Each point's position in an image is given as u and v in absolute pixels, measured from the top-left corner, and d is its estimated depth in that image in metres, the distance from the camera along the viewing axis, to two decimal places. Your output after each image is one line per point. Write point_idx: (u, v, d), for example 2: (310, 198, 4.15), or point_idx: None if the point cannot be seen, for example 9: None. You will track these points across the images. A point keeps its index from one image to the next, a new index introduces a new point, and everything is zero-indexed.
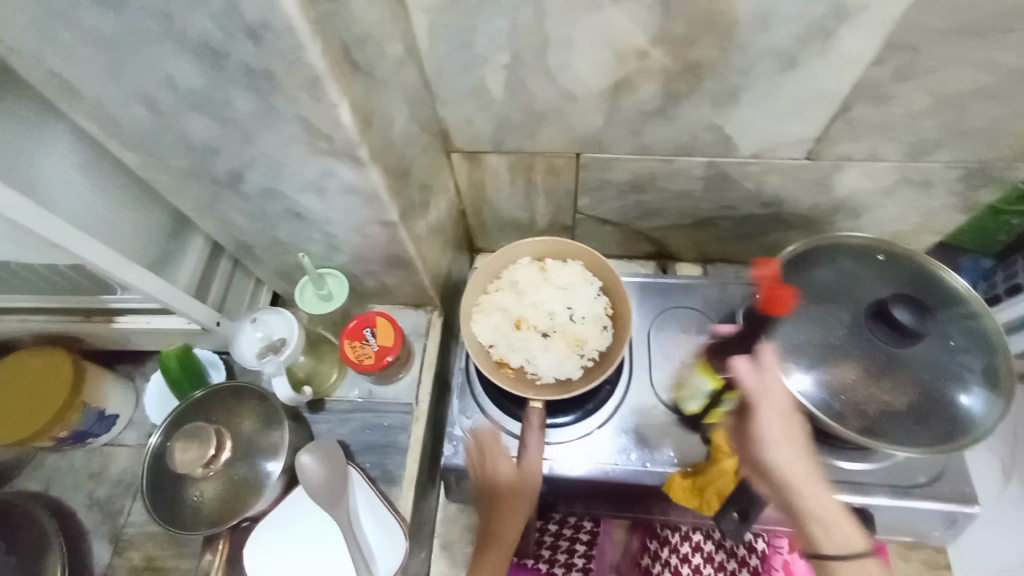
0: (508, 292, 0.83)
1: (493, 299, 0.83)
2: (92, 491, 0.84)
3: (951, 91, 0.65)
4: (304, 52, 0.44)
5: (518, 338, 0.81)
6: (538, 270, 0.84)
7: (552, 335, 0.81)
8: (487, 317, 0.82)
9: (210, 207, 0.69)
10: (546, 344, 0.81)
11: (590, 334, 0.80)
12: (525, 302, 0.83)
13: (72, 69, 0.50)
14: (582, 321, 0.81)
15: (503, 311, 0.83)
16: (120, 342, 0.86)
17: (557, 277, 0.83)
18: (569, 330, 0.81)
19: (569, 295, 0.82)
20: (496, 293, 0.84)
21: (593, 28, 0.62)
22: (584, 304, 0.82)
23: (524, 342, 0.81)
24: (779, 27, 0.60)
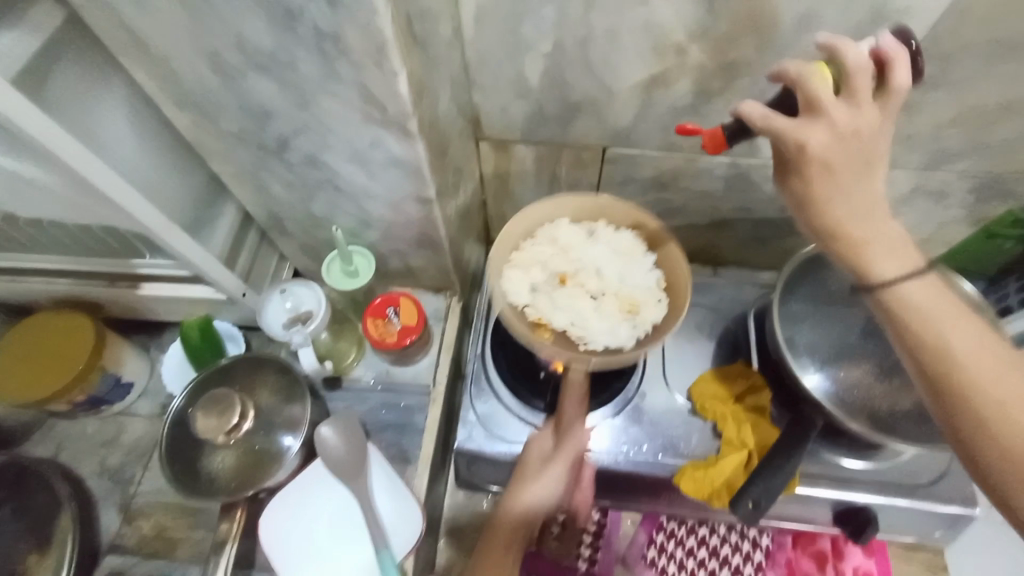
0: (547, 247, 0.74)
1: (532, 248, 0.74)
2: (103, 458, 0.84)
3: (973, 102, 0.68)
4: (377, 16, 0.45)
5: (561, 295, 0.73)
6: (582, 231, 0.75)
7: (601, 298, 0.74)
8: (524, 271, 0.73)
9: (249, 174, 0.70)
10: (592, 305, 0.74)
11: (647, 300, 0.71)
12: (569, 256, 0.74)
13: (140, 22, 0.51)
14: (635, 284, 0.72)
15: (543, 266, 0.74)
16: (141, 309, 0.86)
17: (607, 245, 0.74)
18: (622, 296, 0.72)
19: (623, 261, 0.73)
20: (536, 243, 0.74)
21: (639, 20, 0.64)
22: (639, 275, 0.72)
23: (567, 300, 0.73)
24: (819, 30, 0.62)
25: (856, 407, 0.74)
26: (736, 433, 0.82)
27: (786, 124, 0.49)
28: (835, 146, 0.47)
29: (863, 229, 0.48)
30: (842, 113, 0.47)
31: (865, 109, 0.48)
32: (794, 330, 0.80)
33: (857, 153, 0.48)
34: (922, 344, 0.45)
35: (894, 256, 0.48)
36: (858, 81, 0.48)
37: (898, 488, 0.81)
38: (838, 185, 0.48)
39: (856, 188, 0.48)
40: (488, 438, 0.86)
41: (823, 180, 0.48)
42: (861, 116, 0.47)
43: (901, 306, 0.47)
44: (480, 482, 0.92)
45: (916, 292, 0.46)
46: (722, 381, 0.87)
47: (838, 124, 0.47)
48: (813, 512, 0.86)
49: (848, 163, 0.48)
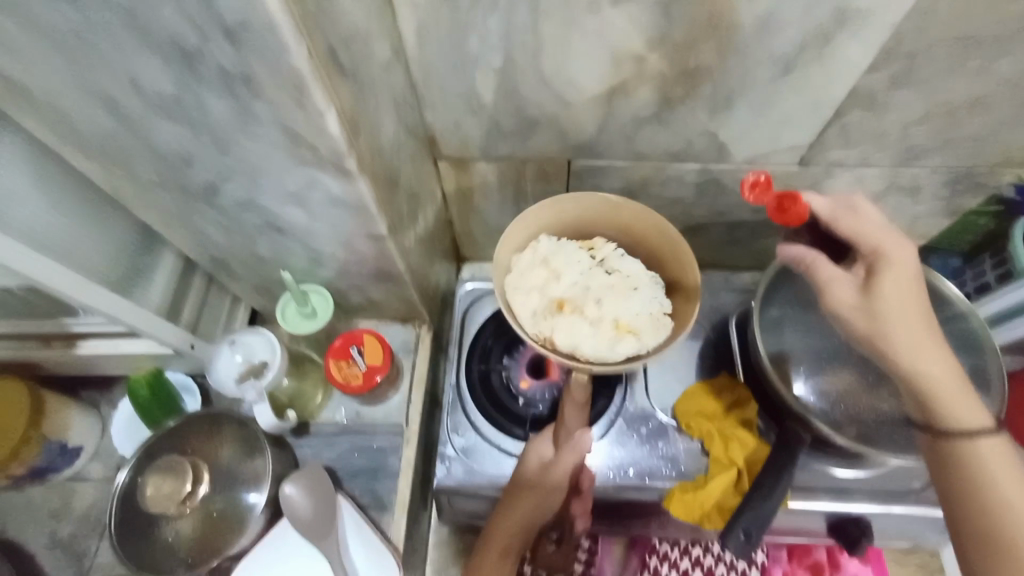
0: (540, 267, 0.70)
1: (527, 271, 0.69)
2: (53, 531, 0.79)
3: (947, 97, 0.65)
4: (288, 55, 0.40)
5: (563, 318, 0.67)
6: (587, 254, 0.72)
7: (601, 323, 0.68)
8: (522, 295, 0.68)
9: (183, 220, 0.65)
10: (591, 330, 0.67)
11: (647, 324, 0.67)
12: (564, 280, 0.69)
13: (28, 70, 0.46)
14: (632, 307, 0.68)
15: (539, 290, 0.69)
16: (85, 366, 0.81)
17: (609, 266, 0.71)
18: (624, 319, 0.68)
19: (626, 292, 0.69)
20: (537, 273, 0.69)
21: (589, 28, 0.59)
22: (637, 300, 0.68)
23: (569, 321, 0.67)
24: (781, 30, 0.58)
25: (841, 420, 0.71)
26: (724, 451, 0.79)
27: (833, 270, 0.58)
28: (886, 296, 0.54)
29: (933, 371, 0.54)
30: (887, 270, 0.55)
31: (903, 268, 0.55)
32: (777, 340, 0.77)
33: (915, 310, 0.54)
34: (982, 499, 0.51)
35: (974, 410, 0.53)
36: (893, 253, 0.56)
37: (885, 494, 0.79)
38: (912, 334, 0.54)
39: (922, 337, 0.54)
40: (468, 473, 0.81)
41: (896, 325, 0.54)
42: (908, 275, 0.55)
43: (970, 456, 0.52)
44: (468, 518, 0.87)
45: (983, 449, 0.52)
46: (707, 395, 0.84)
47: (885, 283, 0.55)
48: (806, 525, 0.83)
49: (907, 307, 0.54)
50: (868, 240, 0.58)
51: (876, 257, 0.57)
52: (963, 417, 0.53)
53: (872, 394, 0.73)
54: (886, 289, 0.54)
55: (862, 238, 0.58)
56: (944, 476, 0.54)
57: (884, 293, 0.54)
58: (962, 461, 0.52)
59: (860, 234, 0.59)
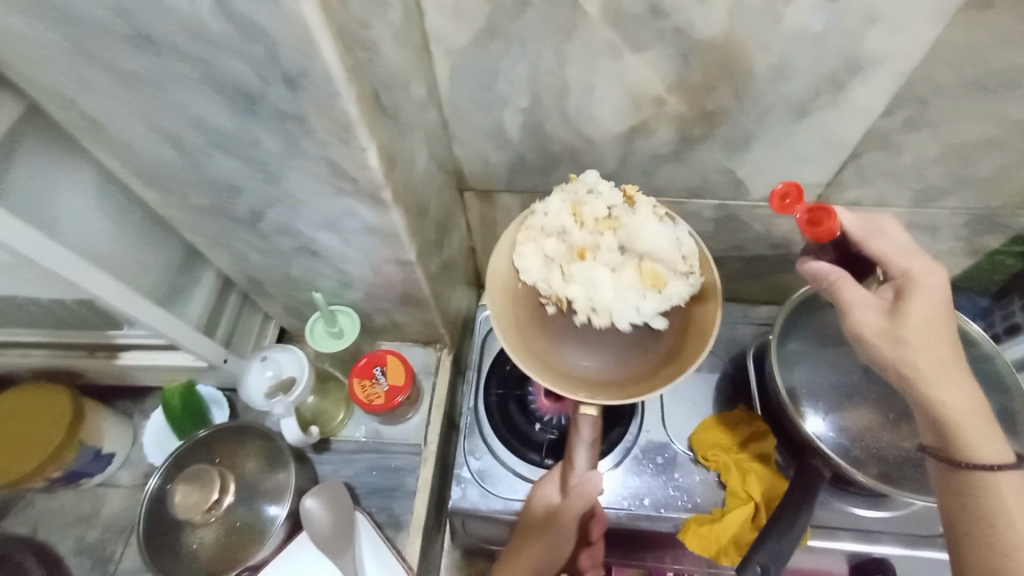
0: (561, 207, 0.67)
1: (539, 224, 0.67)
2: (83, 535, 0.82)
3: (960, 141, 0.67)
4: (339, 98, 0.45)
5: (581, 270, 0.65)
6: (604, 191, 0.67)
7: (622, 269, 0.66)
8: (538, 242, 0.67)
9: (226, 242, 0.69)
10: (610, 278, 0.65)
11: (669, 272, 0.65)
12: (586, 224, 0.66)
13: (105, 109, 0.51)
14: (654, 242, 0.65)
15: (560, 236, 0.67)
16: (122, 377, 0.85)
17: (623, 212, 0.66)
18: (645, 267, 0.65)
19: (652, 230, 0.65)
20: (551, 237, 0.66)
21: (612, 73, 0.63)
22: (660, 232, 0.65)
23: (586, 273, 0.65)
24: (795, 77, 0.61)
25: (861, 457, 0.71)
26: (741, 484, 0.78)
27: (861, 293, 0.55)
28: (911, 322, 0.54)
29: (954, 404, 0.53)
30: (917, 295, 0.54)
31: (934, 296, 0.54)
32: (793, 375, 0.78)
33: (941, 339, 0.54)
34: (996, 536, 0.50)
35: (996, 448, 0.53)
36: (923, 277, 0.55)
37: (914, 537, 0.77)
38: (934, 365, 0.53)
39: (946, 369, 0.53)
40: (482, 497, 0.82)
41: (921, 354, 0.53)
42: (938, 307, 0.54)
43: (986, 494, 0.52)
44: (481, 543, 0.88)
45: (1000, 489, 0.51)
46: (724, 427, 0.84)
47: (912, 310, 0.54)
48: (827, 565, 0.82)
49: (932, 337, 0.54)
50: (898, 261, 0.56)
51: (907, 279, 0.55)
52: (977, 448, 0.53)
53: (891, 430, 0.73)
54: (914, 314, 0.53)
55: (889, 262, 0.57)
56: (958, 508, 0.53)
57: (910, 319, 0.53)
58: (977, 494, 0.52)
59: (890, 256, 0.57)
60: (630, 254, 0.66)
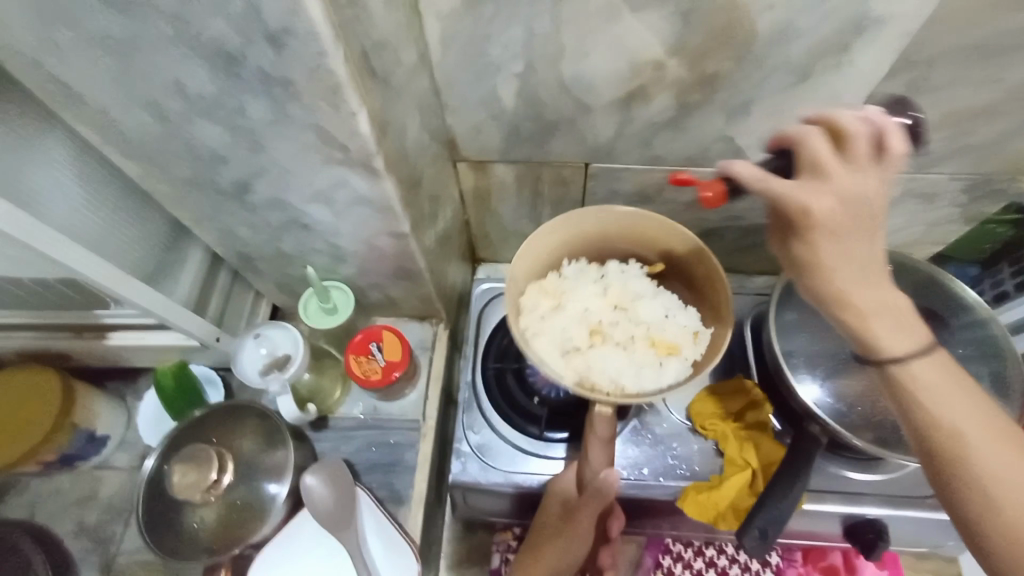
0: (548, 301, 0.70)
1: (544, 315, 0.69)
2: (80, 517, 0.82)
3: (964, 105, 0.65)
4: (326, 58, 0.42)
5: (595, 353, 0.69)
6: (599, 280, 0.72)
7: (632, 345, 0.70)
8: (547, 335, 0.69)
9: (213, 217, 0.67)
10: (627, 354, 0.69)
11: (681, 336, 0.68)
12: (583, 312, 0.71)
13: (76, 74, 0.49)
14: (659, 324, 0.69)
15: (562, 329, 0.70)
16: (113, 359, 0.84)
17: (617, 291, 0.72)
18: (654, 337, 0.69)
19: (651, 304, 0.71)
20: (553, 311, 0.70)
21: (610, 35, 0.61)
22: (657, 306, 0.71)
23: (601, 353, 0.69)
24: (799, 38, 0.59)
25: (857, 422, 0.72)
26: (739, 453, 0.79)
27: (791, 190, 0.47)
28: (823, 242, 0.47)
29: (869, 301, 0.47)
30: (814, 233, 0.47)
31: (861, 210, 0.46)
32: (791, 343, 0.78)
33: (860, 260, 0.47)
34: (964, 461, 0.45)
35: (909, 334, 0.48)
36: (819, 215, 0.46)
37: (906, 500, 0.78)
38: (854, 273, 0.47)
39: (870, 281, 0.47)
40: (482, 470, 0.82)
41: (849, 287, 0.47)
42: (850, 224, 0.46)
43: (904, 376, 0.48)
44: (481, 515, 0.88)
45: (922, 372, 0.47)
46: (723, 396, 0.84)
47: (839, 226, 0.46)
48: (822, 528, 0.83)
49: (852, 243, 0.47)
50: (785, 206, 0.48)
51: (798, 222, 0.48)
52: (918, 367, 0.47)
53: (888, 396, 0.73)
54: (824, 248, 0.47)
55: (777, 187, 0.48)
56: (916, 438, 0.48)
57: (821, 253, 0.47)
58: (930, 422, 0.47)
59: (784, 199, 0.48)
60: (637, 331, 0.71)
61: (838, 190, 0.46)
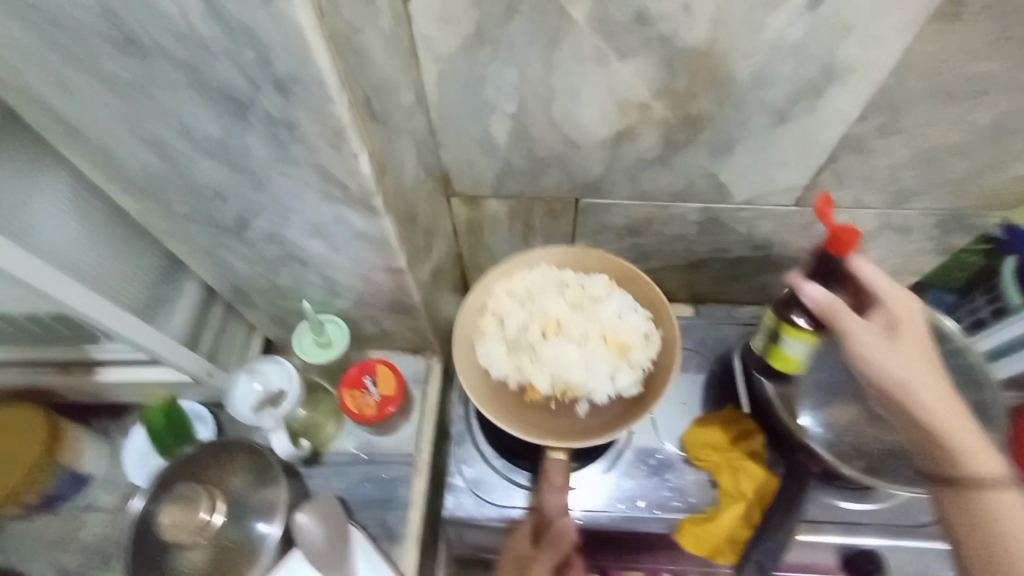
0: (511, 301, 0.76)
1: (507, 313, 0.75)
2: (58, 560, 0.79)
3: (932, 144, 0.69)
4: (331, 104, 0.44)
5: (544, 351, 0.73)
6: (559, 279, 0.76)
7: (586, 344, 0.73)
8: (503, 336, 0.74)
9: (211, 252, 0.68)
10: (581, 353, 0.73)
11: (634, 340, 0.72)
12: (543, 309, 0.75)
13: (86, 114, 0.50)
14: (613, 326, 0.73)
15: (519, 329, 0.75)
16: (100, 393, 0.83)
17: (575, 291, 0.75)
18: (608, 336, 0.73)
19: (607, 305, 0.74)
20: (513, 307, 0.75)
21: (598, 79, 0.64)
22: (614, 307, 0.74)
23: (555, 352, 0.73)
24: (775, 82, 0.63)
25: (845, 450, 0.74)
26: (733, 484, 0.79)
27: (858, 327, 0.62)
28: (880, 355, 0.61)
29: (940, 407, 0.59)
30: (901, 321, 0.64)
31: (914, 328, 0.63)
32: (779, 375, 0.80)
33: (926, 365, 0.62)
34: (1010, 563, 0.51)
35: (987, 453, 0.57)
36: (905, 311, 0.64)
37: (898, 529, 0.79)
38: (933, 390, 0.60)
39: (956, 411, 0.59)
40: (478, 505, 0.81)
41: (924, 389, 0.60)
42: (920, 333, 0.63)
43: (982, 498, 0.54)
44: (474, 551, 0.86)
45: (1008, 501, 0.53)
46: (717, 427, 0.85)
47: (904, 340, 0.63)
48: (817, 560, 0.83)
49: (907, 349, 0.62)
50: (896, 299, 0.64)
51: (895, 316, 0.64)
52: (989, 480, 0.55)
53: (873, 425, 0.76)
54: (906, 339, 0.62)
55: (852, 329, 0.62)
56: (962, 525, 0.55)
57: (904, 343, 0.63)
58: (990, 517, 0.53)
59: (891, 294, 0.64)
60: (592, 331, 0.74)
61: (917, 312, 0.64)
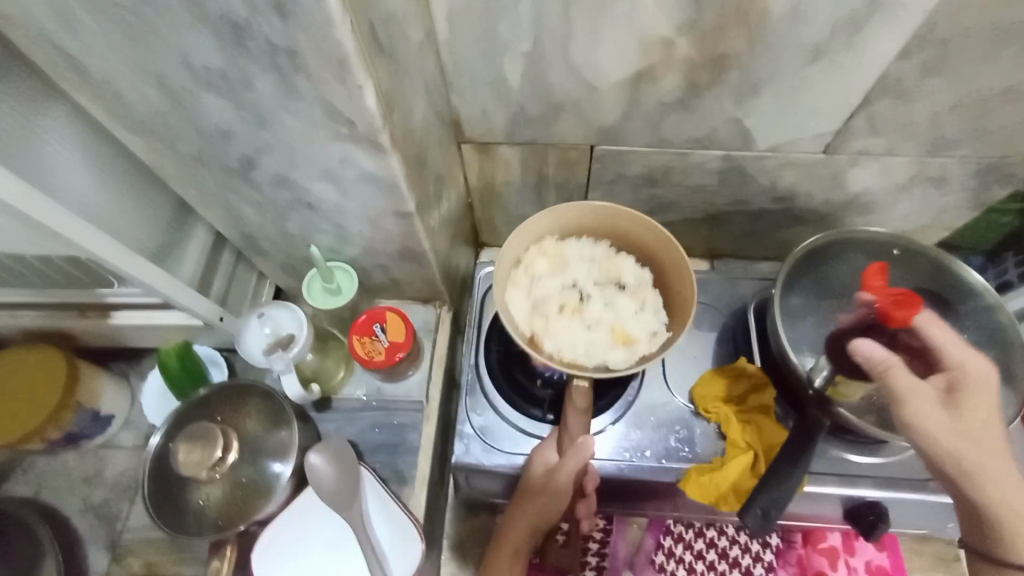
0: (539, 260, 0.72)
1: (537, 274, 0.71)
2: (87, 495, 0.82)
3: (979, 85, 0.64)
4: (334, 29, 0.41)
5: (558, 324, 0.69)
6: (592, 253, 0.73)
7: (598, 327, 0.70)
8: (522, 292, 0.71)
9: (217, 196, 0.67)
10: (589, 334, 0.69)
11: (643, 334, 0.68)
12: (565, 280, 0.72)
13: (80, 44, 0.48)
14: (631, 318, 0.69)
15: (541, 290, 0.71)
16: (117, 338, 0.84)
17: (606, 266, 0.72)
18: (616, 326, 0.69)
19: (632, 298, 0.71)
20: (543, 269, 0.72)
21: (620, 11, 0.60)
22: (639, 304, 0.70)
23: (564, 325, 0.69)
24: (814, 15, 0.58)
25: (861, 405, 0.72)
26: (742, 435, 0.79)
27: (916, 384, 0.59)
28: (937, 422, 0.56)
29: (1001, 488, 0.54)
30: (969, 390, 0.59)
31: (983, 391, 0.59)
32: (796, 328, 0.77)
33: (996, 440, 0.56)
34: None
35: None
36: (976, 374, 0.61)
37: (909, 482, 0.79)
38: (986, 462, 0.55)
39: (996, 464, 0.54)
40: (486, 452, 0.83)
41: (997, 487, 0.54)
42: (988, 398, 0.59)
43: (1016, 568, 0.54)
44: (482, 495, 0.89)
45: None
46: (727, 380, 0.84)
47: (964, 402, 0.58)
48: (823, 511, 0.84)
49: (983, 409, 0.58)
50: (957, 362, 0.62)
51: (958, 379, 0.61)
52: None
53: None
54: (966, 404, 0.58)
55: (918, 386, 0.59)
56: None
57: (964, 411, 0.57)
58: None
59: (948, 351, 0.63)
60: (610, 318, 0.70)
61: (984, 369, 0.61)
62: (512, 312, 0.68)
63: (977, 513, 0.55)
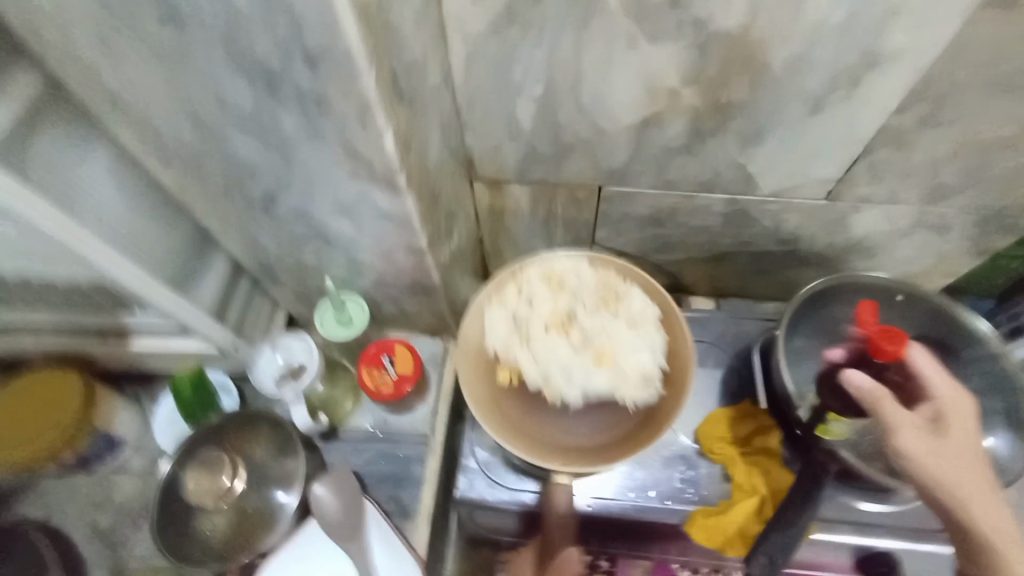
0: (538, 281, 0.77)
1: (533, 293, 0.76)
2: (92, 518, 0.84)
3: (977, 136, 0.66)
4: (360, 79, 0.45)
5: (545, 341, 0.74)
6: (599, 279, 0.77)
7: (580, 351, 0.73)
8: (510, 311, 0.76)
9: (238, 227, 0.70)
10: (571, 356, 0.73)
11: (627, 366, 0.72)
12: (559, 299, 0.76)
13: (122, 82, 0.52)
14: (618, 345, 0.73)
15: (533, 305, 0.76)
16: (133, 363, 0.87)
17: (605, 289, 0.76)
18: (602, 352, 0.73)
19: (628, 329, 0.74)
20: (540, 288, 0.76)
21: (628, 63, 0.63)
22: (634, 339, 0.73)
23: (548, 345, 0.74)
24: (814, 69, 0.61)
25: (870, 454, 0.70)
26: (747, 478, 0.79)
27: (899, 417, 0.61)
28: (914, 443, 0.60)
29: (992, 520, 0.56)
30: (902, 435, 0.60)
31: (960, 420, 0.62)
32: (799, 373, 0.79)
33: (953, 466, 0.58)
34: None
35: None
36: (952, 406, 0.62)
37: (915, 530, 0.77)
38: (971, 490, 0.57)
39: (983, 485, 0.58)
40: (489, 488, 0.82)
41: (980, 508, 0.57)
42: (949, 451, 0.59)
43: None
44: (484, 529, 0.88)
45: None
46: (730, 422, 0.84)
47: (948, 438, 0.60)
48: (829, 557, 0.82)
49: (934, 444, 0.59)
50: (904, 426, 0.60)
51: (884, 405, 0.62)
52: None
53: None
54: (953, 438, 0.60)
55: (949, 446, 0.60)
56: None
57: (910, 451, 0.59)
58: None
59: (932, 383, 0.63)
60: (596, 345, 0.73)
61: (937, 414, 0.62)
62: (493, 332, 0.75)
63: (960, 538, 0.58)
